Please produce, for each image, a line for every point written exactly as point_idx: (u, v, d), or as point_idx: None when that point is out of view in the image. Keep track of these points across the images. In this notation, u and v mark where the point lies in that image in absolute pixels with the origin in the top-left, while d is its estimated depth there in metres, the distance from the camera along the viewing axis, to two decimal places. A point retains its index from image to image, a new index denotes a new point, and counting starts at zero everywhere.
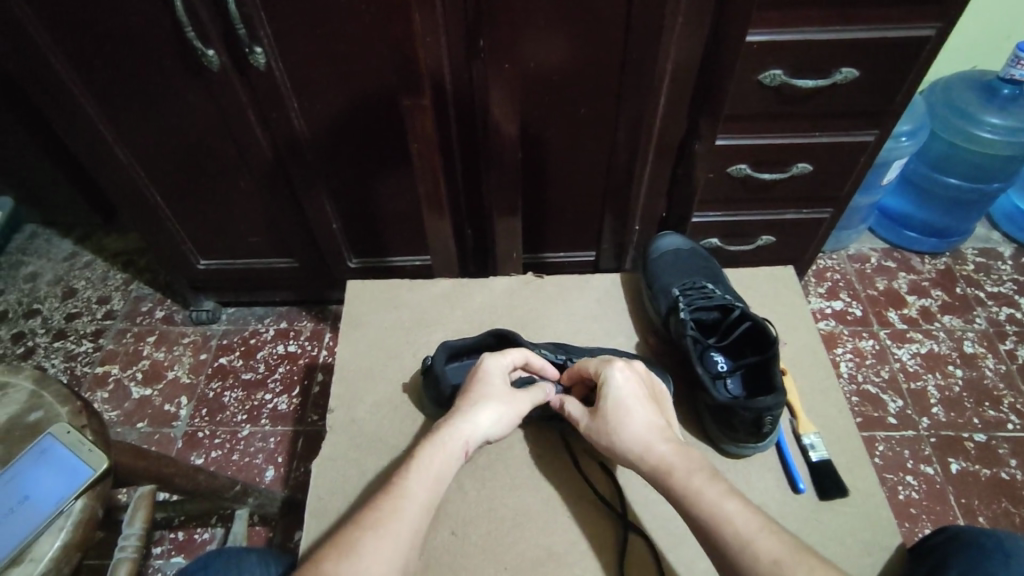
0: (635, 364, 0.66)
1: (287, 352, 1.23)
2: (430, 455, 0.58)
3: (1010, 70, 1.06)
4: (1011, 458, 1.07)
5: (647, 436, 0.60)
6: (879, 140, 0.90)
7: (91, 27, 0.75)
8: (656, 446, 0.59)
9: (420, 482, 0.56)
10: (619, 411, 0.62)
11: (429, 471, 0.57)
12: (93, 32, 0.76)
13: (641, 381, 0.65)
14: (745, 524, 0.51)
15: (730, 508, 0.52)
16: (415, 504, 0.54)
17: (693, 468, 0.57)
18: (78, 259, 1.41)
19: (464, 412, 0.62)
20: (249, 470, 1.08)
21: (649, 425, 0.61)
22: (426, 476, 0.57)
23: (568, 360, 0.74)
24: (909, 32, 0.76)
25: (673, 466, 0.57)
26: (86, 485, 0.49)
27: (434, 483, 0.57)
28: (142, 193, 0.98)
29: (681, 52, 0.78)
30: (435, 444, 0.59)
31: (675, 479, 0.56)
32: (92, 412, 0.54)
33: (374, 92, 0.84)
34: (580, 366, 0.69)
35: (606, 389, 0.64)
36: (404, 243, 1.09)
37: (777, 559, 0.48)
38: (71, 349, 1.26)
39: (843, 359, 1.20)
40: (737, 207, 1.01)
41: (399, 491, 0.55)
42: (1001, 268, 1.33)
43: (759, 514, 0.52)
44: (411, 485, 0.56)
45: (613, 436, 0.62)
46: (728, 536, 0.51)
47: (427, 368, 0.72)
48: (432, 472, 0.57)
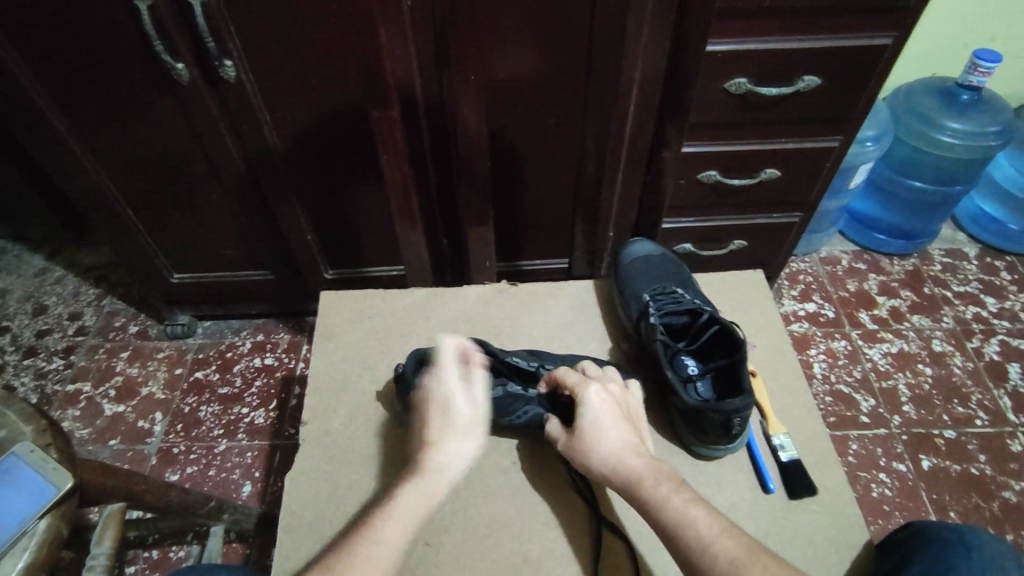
0: (610, 385, 0.66)
1: (264, 365, 1.22)
2: (405, 496, 0.59)
3: (968, 77, 1.09)
4: (979, 454, 1.09)
5: (620, 453, 0.60)
6: (843, 145, 0.92)
7: (58, 41, 0.75)
8: (628, 461, 0.59)
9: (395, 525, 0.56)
10: (593, 430, 0.62)
11: (409, 516, 0.57)
12: (60, 47, 0.75)
13: (616, 402, 0.64)
14: (706, 528, 0.53)
15: (692, 514, 0.54)
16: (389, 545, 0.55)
17: (661, 476, 0.58)
18: (49, 274, 1.39)
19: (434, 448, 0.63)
20: (226, 486, 1.07)
21: (623, 443, 0.61)
22: (404, 519, 0.57)
23: (541, 367, 0.74)
24: (867, 40, 0.78)
25: (644, 477, 0.58)
26: (51, 504, 0.49)
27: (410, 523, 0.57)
28: (113, 207, 0.97)
29: (647, 62, 0.80)
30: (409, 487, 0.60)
31: (644, 487, 0.57)
32: (57, 431, 0.53)
33: (346, 103, 0.84)
34: (556, 375, 0.68)
35: (581, 409, 0.63)
36: (380, 253, 1.09)
37: (732, 559, 0.50)
38: (41, 366, 1.23)
39: (816, 360, 1.22)
40: (708, 212, 1.03)
41: (371, 532, 0.56)
42: (967, 267, 1.37)
43: (719, 521, 0.54)
44: (388, 526, 0.56)
45: (587, 454, 0.61)
46: (691, 540, 0.52)
47: (399, 377, 0.72)
48: (408, 513, 0.57)
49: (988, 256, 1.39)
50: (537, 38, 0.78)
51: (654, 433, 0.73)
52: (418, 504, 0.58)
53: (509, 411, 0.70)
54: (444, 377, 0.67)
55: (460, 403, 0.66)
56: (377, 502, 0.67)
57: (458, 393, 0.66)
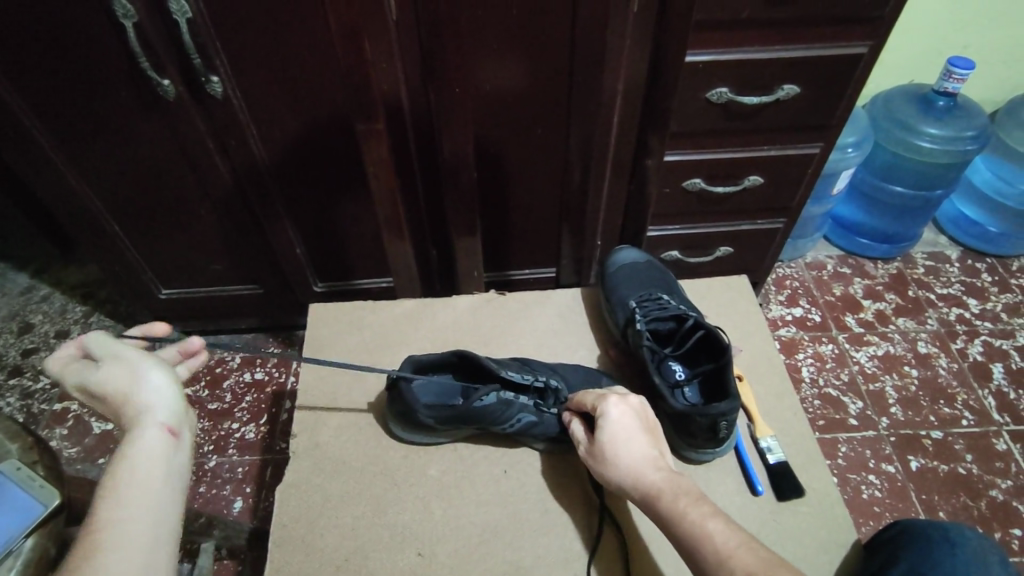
0: (631, 399, 0.65)
1: (254, 380, 1.22)
2: (131, 454, 0.45)
3: (944, 83, 1.11)
4: (966, 454, 1.10)
5: (639, 466, 0.58)
6: (823, 152, 0.94)
7: (43, 58, 0.75)
8: (644, 475, 0.57)
9: (134, 479, 0.44)
10: (609, 442, 0.61)
11: (139, 470, 0.45)
12: (44, 64, 0.76)
13: (637, 415, 0.63)
14: (725, 541, 0.50)
15: (711, 526, 0.51)
16: (137, 498, 0.43)
17: (680, 490, 0.55)
18: (35, 292, 1.38)
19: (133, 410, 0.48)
20: (216, 502, 1.06)
21: (643, 456, 0.59)
22: (142, 471, 0.45)
23: (534, 379, 0.73)
24: (844, 49, 0.80)
25: (662, 491, 0.55)
26: (37, 521, 0.48)
27: (151, 470, 0.45)
28: (99, 223, 0.97)
29: (629, 73, 0.81)
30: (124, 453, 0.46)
31: (662, 502, 0.55)
32: (44, 449, 0.53)
33: (333, 118, 0.85)
34: (577, 400, 0.68)
35: (600, 422, 0.62)
36: (369, 265, 1.10)
37: (728, 561, 0.48)
38: (27, 386, 1.22)
39: (804, 364, 1.23)
40: (694, 220, 1.04)
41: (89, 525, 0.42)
42: (950, 270, 1.39)
43: (739, 533, 0.51)
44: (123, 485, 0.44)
45: (606, 467, 0.60)
46: (708, 552, 0.50)
47: (388, 385, 0.72)
48: (149, 462, 0.45)
49: (969, 259, 1.42)
50: (520, 51, 0.79)
51: None
52: (158, 450, 0.46)
53: (502, 419, 0.70)
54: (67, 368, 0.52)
55: (101, 371, 0.51)
56: (370, 513, 0.67)
57: (98, 372, 0.51)
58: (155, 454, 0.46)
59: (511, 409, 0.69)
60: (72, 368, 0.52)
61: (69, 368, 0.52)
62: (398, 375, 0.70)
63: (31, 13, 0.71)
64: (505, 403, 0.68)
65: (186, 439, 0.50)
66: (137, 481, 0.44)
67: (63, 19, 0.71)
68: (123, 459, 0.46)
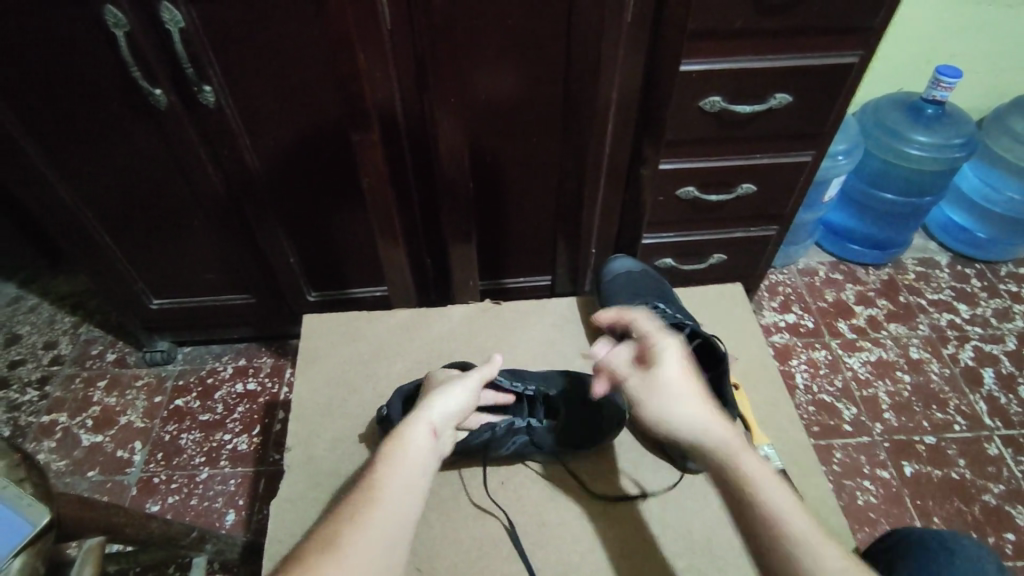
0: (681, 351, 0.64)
1: (246, 390, 1.21)
2: (402, 447, 0.59)
3: (932, 92, 1.12)
4: (959, 458, 1.11)
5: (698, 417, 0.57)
6: (816, 159, 0.95)
7: (35, 69, 0.74)
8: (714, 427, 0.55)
9: (395, 499, 0.54)
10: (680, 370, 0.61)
11: (410, 452, 0.58)
12: (35, 74, 0.75)
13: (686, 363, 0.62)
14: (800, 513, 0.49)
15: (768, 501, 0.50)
16: (394, 520, 0.53)
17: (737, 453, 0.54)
18: (23, 303, 1.36)
19: (432, 399, 0.64)
20: (208, 515, 1.05)
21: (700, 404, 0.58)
22: (399, 474, 0.56)
23: (523, 389, 0.74)
24: (835, 58, 0.80)
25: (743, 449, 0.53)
26: (25, 541, 0.47)
27: (416, 477, 0.57)
28: (89, 233, 0.96)
29: (623, 82, 0.82)
30: (402, 434, 0.60)
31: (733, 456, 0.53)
32: (32, 465, 0.52)
33: (326, 127, 0.84)
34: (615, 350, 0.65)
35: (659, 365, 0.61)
36: (363, 274, 1.09)
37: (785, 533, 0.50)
38: (15, 398, 1.20)
39: (798, 371, 1.24)
40: (687, 227, 1.05)
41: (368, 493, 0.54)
42: (940, 275, 1.41)
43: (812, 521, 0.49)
44: (385, 500, 0.54)
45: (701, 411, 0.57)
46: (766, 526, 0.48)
47: (385, 417, 0.71)
48: (405, 461, 0.57)
49: (959, 264, 1.43)
50: (516, 60, 0.79)
51: (639, 450, 0.73)
52: (421, 449, 0.59)
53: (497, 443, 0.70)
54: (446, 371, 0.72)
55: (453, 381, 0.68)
56: None
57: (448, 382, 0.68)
58: (426, 456, 0.59)
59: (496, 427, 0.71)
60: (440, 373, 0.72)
61: (442, 373, 0.71)
62: (391, 412, 0.71)
63: (20, 22, 0.70)
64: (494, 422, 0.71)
65: (428, 444, 0.60)
66: (400, 489, 0.55)
67: (54, 29, 0.71)
68: (407, 433, 0.60)
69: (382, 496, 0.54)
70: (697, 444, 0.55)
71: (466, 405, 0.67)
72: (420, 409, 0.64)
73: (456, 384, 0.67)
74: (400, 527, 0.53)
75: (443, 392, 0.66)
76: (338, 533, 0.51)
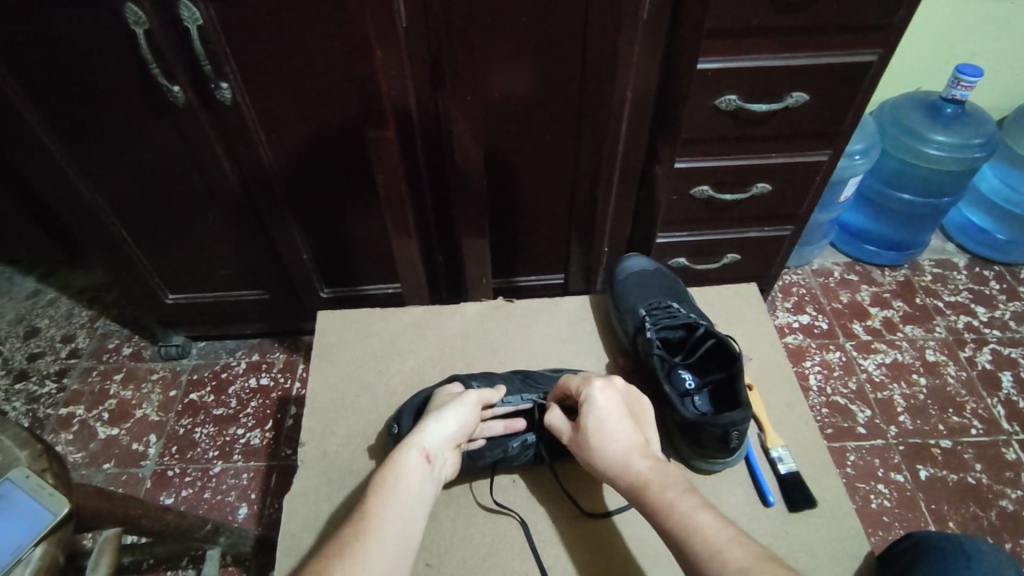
0: (616, 382, 0.66)
1: (259, 385, 1.22)
2: (395, 474, 0.59)
3: (952, 91, 1.11)
4: (975, 463, 1.10)
5: (626, 454, 0.59)
6: (833, 159, 0.94)
7: (56, 66, 0.75)
8: (634, 462, 0.59)
9: (392, 529, 0.54)
10: (598, 419, 0.62)
11: (404, 479, 0.58)
12: (56, 71, 0.76)
13: (621, 399, 0.64)
14: (716, 534, 0.51)
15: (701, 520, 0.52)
16: (394, 548, 0.53)
17: (670, 482, 0.56)
18: (41, 297, 1.38)
19: (426, 423, 0.64)
20: (222, 508, 1.06)
21: (627, 442, 0.60)
22: (393, 501, 0.56)
23: (534, 400, 0.73)
24: (853, 57, 0.80)
25: (649, 480, 0.57)
26: (46, 530, 0.47)
27: (410, 507, 0.57)
28: (107, 228, 0.97)
29: (638, 81, 0.82)
30: (395, 463, 0.60)
31: (650, 492, 0.56)
32: (53, 456, 0.52)
33: (341, 124, 0.85)
34: (563, 384, 0.68)
35: (587, 407, 0.63)
36: (376, 271, 1.10)
37: (744, 565, 0.47)
38: (33, 390, 1.22)
39: (811, 372, 1.22)
40: (702, 226, 1.04)
41: (363, 515, 0.55)
42: (958, 277, 1.39)
43: (753, 546, 0.49)
44: (385, 528, 0.54)
45: (623, 460, 0.59)
46: (698, 546, 0.50)
47: (396, 434, 0.71)
48: (397, 490, 0.57)
49: (977, 266, 1.41)
50: (530, 57, 0.79)
51: None
52: (412, 476, 0.59)
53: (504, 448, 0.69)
54: (451, 385, 0.72)
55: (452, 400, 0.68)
56: None
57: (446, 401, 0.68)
58: (420, 483, 0.59)
59: (507, 438, 0.70)
60: (446, 388, 0.72)
61: (447, 388, 0.71)
62: (402, 429, 0.70)
63: (42, 18, 0.71)
64: (506, 431, 0.69)
65: (418, 472, 0.60)
66: (397, 518, 0.55)
67: (75, 26, 0.71)
68: (399, 459, 0.60)
69: (377, 522, 0.54)
70: (622, 486, 0.58)
71: (466, 424, 0.66)
72: (415, 432, 0.64)
73: (449, 406, 0.67)
74: (398, 554, 0.52)
75: (438, 414, 0.65)
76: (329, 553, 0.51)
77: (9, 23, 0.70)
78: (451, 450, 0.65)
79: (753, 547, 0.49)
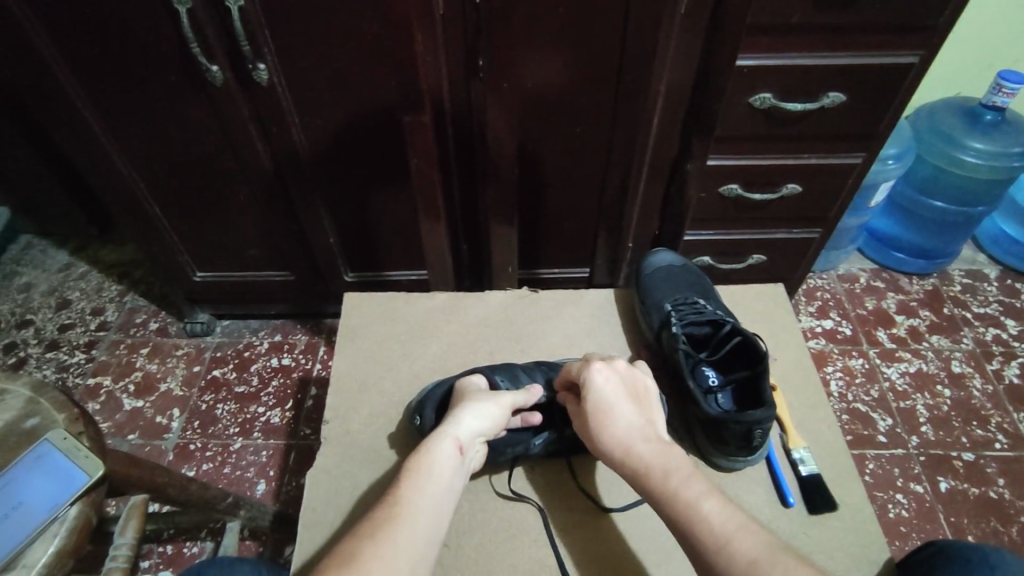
0: (616, 364, 0.65)
1: (281, 365, 1.23)
2: (428, 463, 0.58)
3: (993, 97, 1.08)
4: (998, 477, 1.08)
5: (628, 440, 0.59)
6: (867, 162, 0.92)
7: (100, 42, 0.77)
8: (638, 448, 0.58)
9: (424, 518, 0.53)
10: (600, 402, 0.61)
11: (436, 469, 0.57)
12: (99, 47, 0.78)
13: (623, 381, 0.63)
14: (723, 524, 0.50)
15: (709, 509, 0.52)
16: (423, 538, 0.52)
17: (675, 470, 0.55)
18: (73, 270, 1.42)
19: (460, 414, 0.63)
20: (241, 484, 1.08)
21: (631, 427, 0.59)
22: (426, 491, 0.55)
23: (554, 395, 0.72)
24: (893, 59, 0.78)
25: (652, 468, 0.56)
26: (81, 491, 0.49)
27: (441, 497, 0.56)
28: (140, 204, 0.99)
29: (672, 76, 0.81)
30: (428, 450, 0.59)
31: (654, 481, 0.55)
32: (89, 420, 0.54)
33: (374, 109, 0.85)
34: (565, 366, 0.68)
35: (587, 391, 0.62)
36: (401, 258, 1.11)
37: (755, 559, 0.47)
38: (63, 359, 1.25)
39: (833, 378, 1.21)
40: (729, 225, 1.03)
41: (394, 501, 0.54)
42: (988, 289, 1.36)
43: (769, 538, 0.49)
44: (416, 517, 0.53)
45: (624, 445, 0.58)
46: (706, 536, 0.50)
47: (418, 426, 0.71)
48: (429, 478, 0.57)
49: (1009, 278, 1.38)
50: (565, 48, 0.79)
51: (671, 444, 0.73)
52: (445, 466, 0.58)
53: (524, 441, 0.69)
54: (479, 376, 0.72)
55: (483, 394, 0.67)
56: None
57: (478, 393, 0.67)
58: (451, 474, 0.58)
59: (526, 431, 0.70)
60: (475, 378, 0.71)
61: (478, 380, 0.71)
62: (423, 420, 0.70)
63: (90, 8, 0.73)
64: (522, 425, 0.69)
65: (450, 463, 0.59)
66: (428, 508, 0.54)
67: (119, 2, 0.73)
68: (432, 448, 0.59)
69: (409, 511, 0.53)
70: (627, 473, 0.58)
71: (498, 420, 0.65)
72: (448, 422, 0.63)
73: (483, 400, 0.65)
74: (429, 545, 0.52)
75: (471, 407, 0.65)
76: (359, 538, 0.51)
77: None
78: (482, 442, 0.64)
79: (763, 538, 0.49)
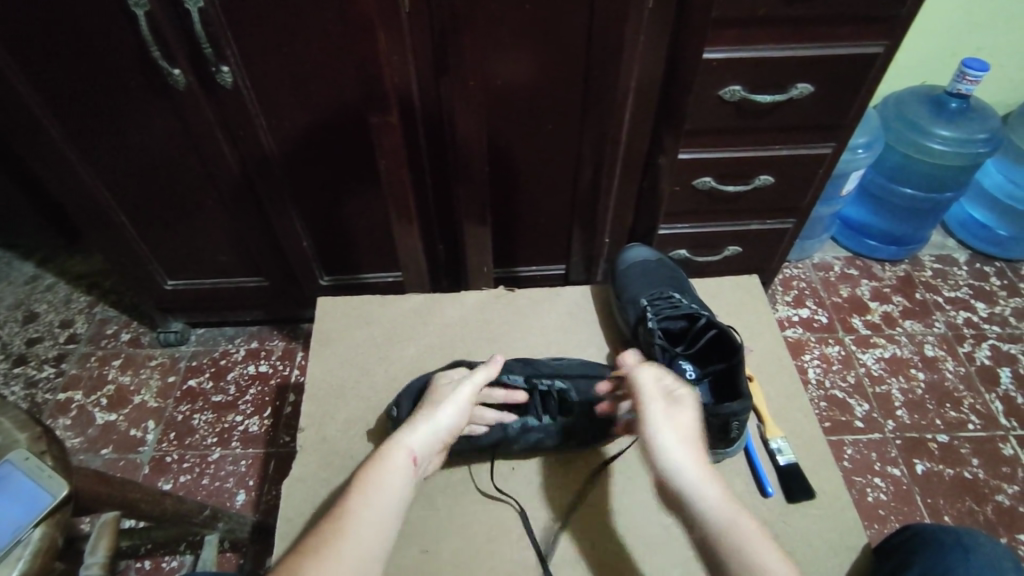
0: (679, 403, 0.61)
1: (258, 372, 1.22)
2: (379, 469, 0.58)
3: (957, 85, 1.10)
4: (972, 458, 1.10)
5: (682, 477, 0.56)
6: (836, 152, 0.93)
7: (77, 54, 0.75)
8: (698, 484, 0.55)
9: (369, 530, 0.53)
10: (671, 458, 0.56)
11: (387, 478, 0.57)
12: (73, 59, 0.76)
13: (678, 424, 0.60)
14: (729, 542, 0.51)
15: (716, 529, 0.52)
16: (368, 552, 0.51)
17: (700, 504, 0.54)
18: (40, 282, 1.38)
19: (417, 423, 0.63)
20: (220, 495, 1.06)
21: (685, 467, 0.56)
22: (374, 498, 0.55)
23: (535, 381, 0.73)
24: (858, 48, 0.79)
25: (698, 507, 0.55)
26: (45, 512, 0.47)
27: (391, 508, 0.55)
28: (106, 213, 0.97)
29: (642, 70, 0.81)
30: (380, 459, 0.59)
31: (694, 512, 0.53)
32: (52, 439, 0.52)
33: (342, 110, 0.84)
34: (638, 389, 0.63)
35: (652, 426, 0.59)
36: (376, 259, 1.09)
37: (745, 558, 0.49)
38: (32, 375, 1.22)
39: (810, 365, 1.23)
40: (703, 218, 1.04)
41: (340, 512, 0.54)
42: (958, 273, 1.39)
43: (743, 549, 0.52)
44: (361, 530, 0.52)
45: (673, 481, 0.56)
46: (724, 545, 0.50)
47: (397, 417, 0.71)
48: (379, 487, 0.56)
49: (978, 262, 1.41)
50: (534, 44, 0.78)
51: None
52: (398, 474, 0.58)
53: (511, 438, 0.69)
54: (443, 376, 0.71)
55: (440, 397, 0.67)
56: None
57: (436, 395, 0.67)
58: (404, 488, 0.58)
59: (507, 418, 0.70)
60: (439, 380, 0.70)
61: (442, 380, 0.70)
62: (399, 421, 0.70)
63: (65, 2, 0.70)
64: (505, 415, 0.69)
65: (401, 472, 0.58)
66: (375, 518, 0.54)
67: (94, 9, 0.71)
68: (385, 457, 0.59)
69: (352, 525, 0.52)
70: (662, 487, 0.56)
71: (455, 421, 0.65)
72: (403, 430, 0.62)
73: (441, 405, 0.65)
74: (374, 557, 0.51)
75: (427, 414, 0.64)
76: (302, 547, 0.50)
77: (32, 8, 0.70)
78: (438, 450, 0.64)
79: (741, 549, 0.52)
